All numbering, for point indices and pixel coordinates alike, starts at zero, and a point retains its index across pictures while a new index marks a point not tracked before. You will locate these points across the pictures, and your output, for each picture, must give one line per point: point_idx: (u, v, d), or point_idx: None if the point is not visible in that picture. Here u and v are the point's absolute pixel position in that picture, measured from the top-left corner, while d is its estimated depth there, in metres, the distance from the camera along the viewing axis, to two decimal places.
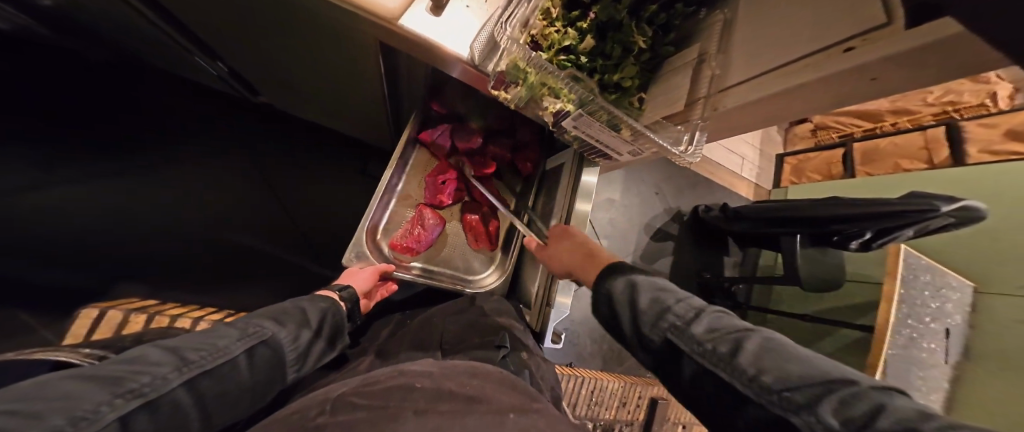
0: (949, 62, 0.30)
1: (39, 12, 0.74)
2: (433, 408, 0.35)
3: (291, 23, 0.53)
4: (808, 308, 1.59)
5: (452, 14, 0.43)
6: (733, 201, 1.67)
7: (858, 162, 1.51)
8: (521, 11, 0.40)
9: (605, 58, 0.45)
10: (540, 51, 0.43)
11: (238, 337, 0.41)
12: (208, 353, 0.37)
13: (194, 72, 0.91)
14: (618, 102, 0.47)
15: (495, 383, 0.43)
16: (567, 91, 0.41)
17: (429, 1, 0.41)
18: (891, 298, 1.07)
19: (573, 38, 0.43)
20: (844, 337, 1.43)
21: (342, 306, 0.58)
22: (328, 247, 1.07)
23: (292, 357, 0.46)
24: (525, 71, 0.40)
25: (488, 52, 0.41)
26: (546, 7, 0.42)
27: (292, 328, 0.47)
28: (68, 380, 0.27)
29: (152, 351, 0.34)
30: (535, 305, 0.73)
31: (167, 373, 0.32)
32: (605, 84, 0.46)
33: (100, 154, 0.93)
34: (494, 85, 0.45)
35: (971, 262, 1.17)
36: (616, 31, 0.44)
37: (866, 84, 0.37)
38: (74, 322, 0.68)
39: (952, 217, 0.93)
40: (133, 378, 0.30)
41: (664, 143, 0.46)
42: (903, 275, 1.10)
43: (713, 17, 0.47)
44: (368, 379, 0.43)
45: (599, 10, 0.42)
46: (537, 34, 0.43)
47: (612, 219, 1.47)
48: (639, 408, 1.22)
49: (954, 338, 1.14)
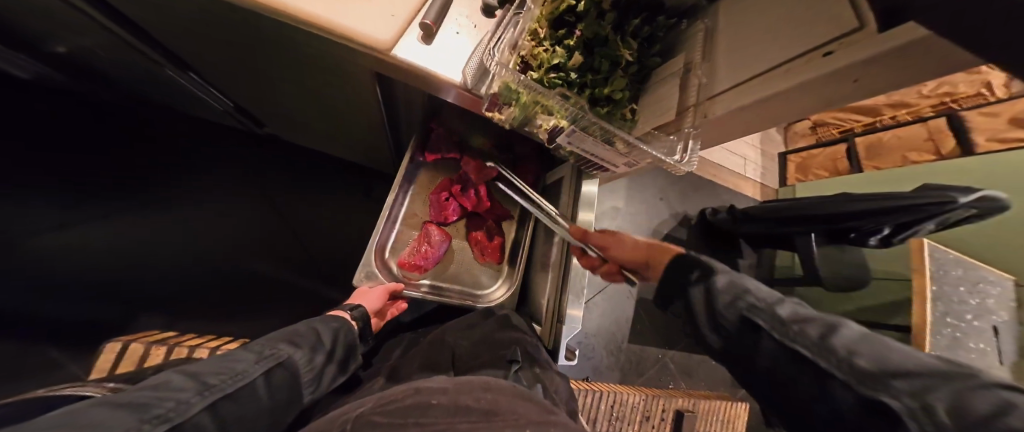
0: (928, 63, 0.31)
1: (74, 65, 0.83)
2: (454, 424, 0.36)
3: (293, 60, 0.58)
4: (835, 309, 1.51)
5: (443, 41, 0.47)
6: (739, 201, 1.64)
7: (863, 156, 1.47)
8: (510, 35, 0.43)
9: (594, 73, 0.47)
10: (530, 71, 0.46)
11: (255, 359, 0.43)
12: (227, 377, 0.39)
13: (208, 109, 0.98)
14: (610, 117, 0.49)
15: (509, 396, 0.43)
16: (558, 108, 0.43)
17: (420, 32, 0.46)
18: (924, 293, 1.03)
19: (561, 55, 0.45)
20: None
21: (353, 325, 0.59)
22: (341, 269, 1.11)
23: (308, 379, 0.48)
24: (518, 94, 0.43)
25: (479, 75, 0.45)
26: (534, 29, 0.45)
27: (308, 349, 0.49)
28: (101, 407, 0.30)
29: (175, 377, 0.36)
30: (547, 319, 0.72)
31: (190, 398, 0.34)
32: (596, 100, 0.48)
33: (129, 194, 1.01)
34: (488, 107, 0.48)
35: (1008, 254, 1.11)
36: (602, 48, 0.46)
37: (849, 86, 0.38)
38: (99, 356, 0.71)
39: (974, 207, 0.89)
40: (159, 404, 0.32)
41: (659, 154, 0.47)
42: (932, 270, 1.05)
43: (695, 26, 0.49)
44: (386, 397, 0.43)
45: (585, 28, 0.45)
46: (527, 54, 0.46)
47: (617, 227, 1.46)
48: (664, 422, 1.17)
49: (1004, 337, 1.07)
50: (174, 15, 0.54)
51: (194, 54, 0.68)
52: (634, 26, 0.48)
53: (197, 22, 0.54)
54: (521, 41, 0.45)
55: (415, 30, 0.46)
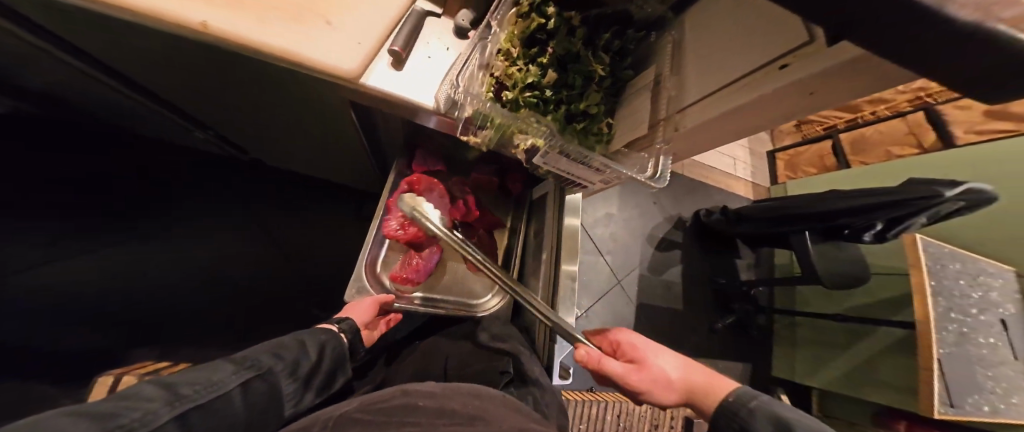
0: (871, 73, 0.35)
1: None
2: (433, 426, 0.36)
3: (275, 90, 0.60)
4: (839, 306, 1.49)
5: (414, 67, 0.49)
6: (733, 202, 1.65)
7: (848, 152, 1.50)
8: (476, 60, 0.45)
9: (569, 89, 0.47)
10: (505, 91, 0.45)
11: (233, 370, 0.43)
12: (202, 387, 0.39)
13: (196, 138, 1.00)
14: (587, 134, 0.48)
15: (494, 404, 0.44)
16: (530, 130, 0.42)
17: (391, 58, 0.48)
18: (924, 291, 1.00)
19: (535, 74, 0.44)
20: (884, 335, 1.33)
21: (342, 337, 0.59)
22: (337, 287, 1.11)
23: (290, 392, 0.48)
24: (490, 117, 0.43)
25: (451, 102, 0.46)
26: (506, 50, 0.46)
27: (292, 361, 0.50)
28: (63, 413, 0.28)
29: (147, 387, 0.35)
30: (541, 340, 0.70)
31: (159, 407, 0.34)
32: (572, 115, 0.47)
33: None
34: (463, 130, 0.48)
35: (1003, 243, 1.11)
36: (574, 63, 0.46)
37: (804, 96, 0.41)
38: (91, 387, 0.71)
39: (963, 200, 0.89)
40: (125, 412, 0.31)
41: (631, 171, 0.46)
42: (929, 265, 1.04)
43: (664, 39, 0.48)
44: (372, 398, 0.42)
45: (556, 45, 0.45)
46: (501, 74, 0.46)
47: (612, 233, 1.47)
48: None
49: (1013, 330, 1.06)
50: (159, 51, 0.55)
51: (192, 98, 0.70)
52: (604, 37, 0.48)
53: (177, 54, 0.54)
54: (490, 61, 0.45)
55: (384, 55, 0.48)
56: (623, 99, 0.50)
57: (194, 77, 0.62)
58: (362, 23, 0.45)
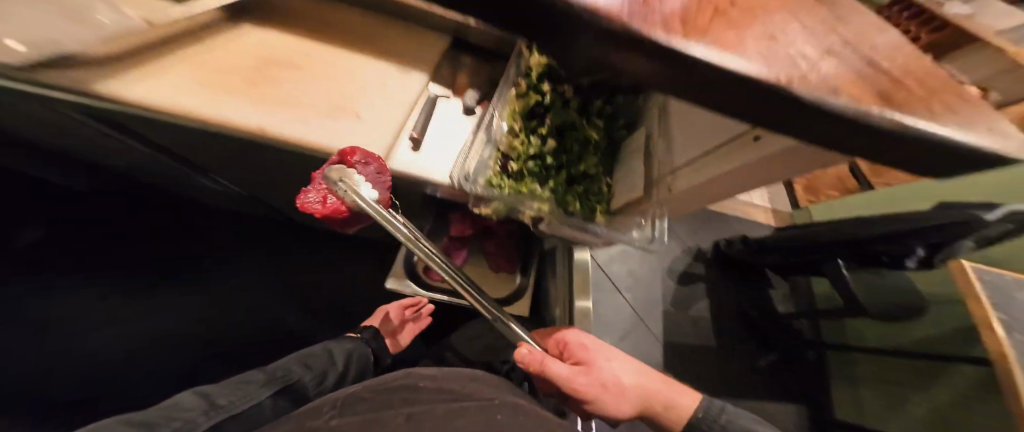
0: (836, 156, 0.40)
1: None
2: (435, 403, 0.37)
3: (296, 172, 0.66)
4: (898, 340, 1.33)
5: (428, 146, 0.53)
6: (754, 230, 1.58)
7: (870, 172, 1.44)
8: (481, 146, 0.52)
9: (568, 153, 0.52)
10: (511, 162, 0.50)
11: (265, 381, 0.46)
12: (235, 398, 0.42)
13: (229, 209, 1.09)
14: (588, 199, 0.51)
15: (492, 386, 0.43)
16: (534, 198, 0.47)
17: (410, 142, 0.52)
18: (994, 323, 0.89)
19: (537, 145, 0.50)
20: (961, 374, 1.16)
21: (365, 345, 0.66)
22: None
23: (317, 398, 0.50)
24: (496, 186, 0.48)
25: (461, 179, 0.49)
26: (510, 126, 0.51)
27: (319, 371, 0.53)
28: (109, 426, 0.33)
29: (185, 398, 0.40)
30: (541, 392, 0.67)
31: (198, 417, 0.37)
32: (573, 181, 0.51)
33: None
34: (473, 203, 0.50)
35: None
36: (572, 134, 0.52)
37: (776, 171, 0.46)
38: None
39: (1009, 222, 0.83)
40: (164, 422, 0.35)
41: (632, 237, 0.50)
42: (992, 294, 0.94)
43: (651, 101, 0.52)
44: (382, 380, 0.44)
45: (554, 117, 0.51)
46: (506, 148, 0.51)
47: (631, 270, 1.44)
48: None
49: None
50: (204, 146, 0.63)
51: (225, 179, 0.78)
52: (598, 110, 0.54)
53: (220, 150, 0.62)
54: (497, 137, 0.52)
55: (405, 141, 0.53)
56: (618, 162, 0.54)
57: (234, 167, 0.70)
58: (383, 115, 0.52)
